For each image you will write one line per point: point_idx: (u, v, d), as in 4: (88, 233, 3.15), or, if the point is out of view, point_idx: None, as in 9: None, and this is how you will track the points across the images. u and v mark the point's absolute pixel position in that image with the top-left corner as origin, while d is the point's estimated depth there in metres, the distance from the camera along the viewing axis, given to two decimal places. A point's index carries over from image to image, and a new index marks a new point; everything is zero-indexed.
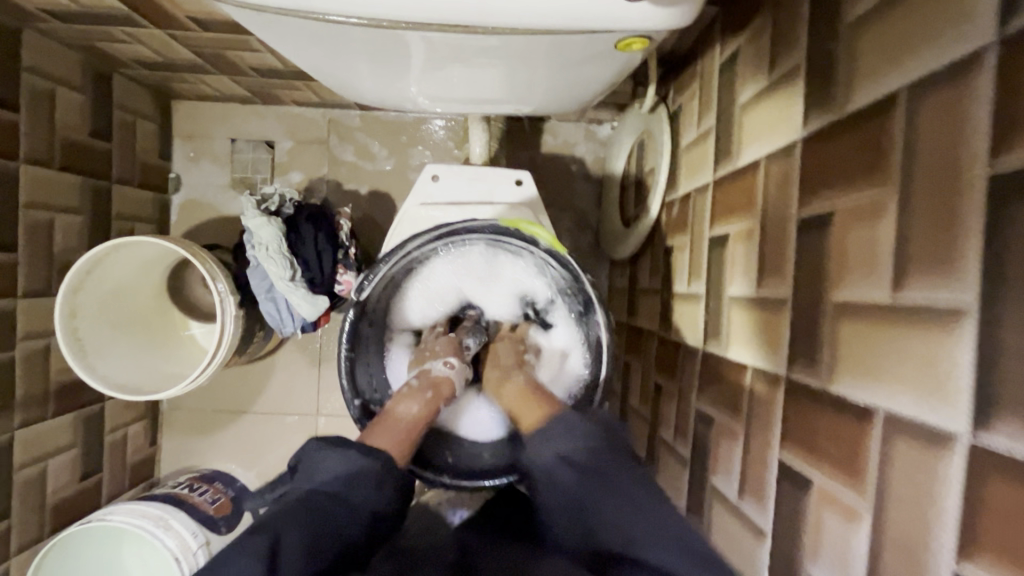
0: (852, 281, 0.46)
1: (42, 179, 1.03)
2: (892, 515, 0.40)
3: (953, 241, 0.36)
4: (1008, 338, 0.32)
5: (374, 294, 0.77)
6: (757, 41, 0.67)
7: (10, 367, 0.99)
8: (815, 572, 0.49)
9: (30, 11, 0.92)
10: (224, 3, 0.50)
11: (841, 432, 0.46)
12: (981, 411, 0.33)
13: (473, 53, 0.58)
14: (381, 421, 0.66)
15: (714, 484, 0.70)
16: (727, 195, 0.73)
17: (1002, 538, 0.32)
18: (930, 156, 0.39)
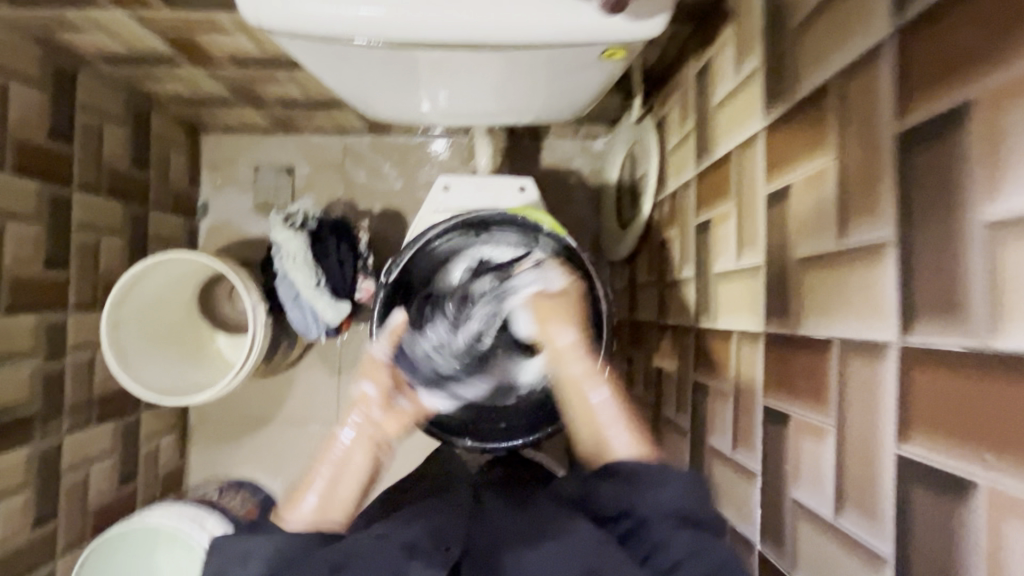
0: (810, 239, 0.55)
1: (91, 205, 1.14)
2: (851, 423, 0.47)
3: (877, 189, 0.45)
4: (917, 257, 0.40)
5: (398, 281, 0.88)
6: (725, 51, 0.78)
7: (60, 376, 1.08)
8: (796, 494, 0.55)
9: (86, 56, 1.04)
10: (274, 35, 0.60)
11: (809, 367, 0.54)
12: (904, 318, 0.41)
13: (476, 70, 0.68)
14: (305, 480, 0.67)
15: (712, 445, 0.77)
16: (707, 186, 0.83)
17: (924, 416, 0.39)
18: (857, 126, 0.48)
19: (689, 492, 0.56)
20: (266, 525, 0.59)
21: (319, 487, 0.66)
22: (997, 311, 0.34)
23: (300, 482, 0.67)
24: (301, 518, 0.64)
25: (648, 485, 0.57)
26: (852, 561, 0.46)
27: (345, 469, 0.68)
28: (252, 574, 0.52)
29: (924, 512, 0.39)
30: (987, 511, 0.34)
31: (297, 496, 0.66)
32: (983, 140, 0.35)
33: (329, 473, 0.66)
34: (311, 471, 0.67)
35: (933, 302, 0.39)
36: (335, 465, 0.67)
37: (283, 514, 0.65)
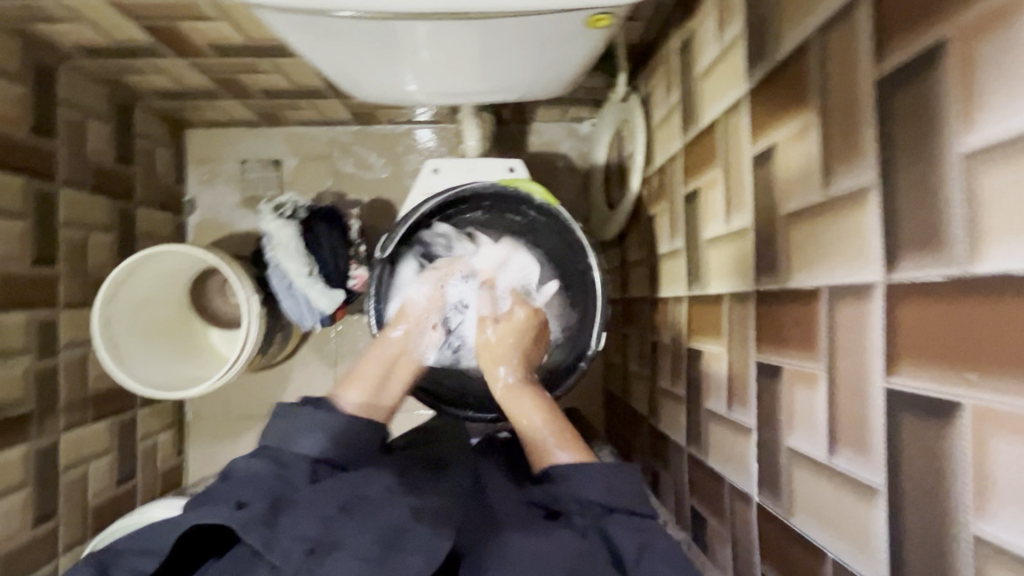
0: (796, 193, 0.56)
1: (77, 201, 1.13)
2: (841, 365, 0.49)
3: (859, 136, 0.46)
4: (899, 195, 0.42)
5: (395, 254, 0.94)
6: (706, 21, 0.79)
7: (54, 374, 1.07)
8: (791, 442, 0.57)
9: (67, 48, 1.03)
10: (259, 9, 0.60)
11: (800, 317, 0.55)
12: (889, 256, 0.43)
13: (463, 43, 0.69)
14: (357, 367, 0.80)
15: (708, 408, 0.79)
16: (694, 156, 0.84)
17: (911, 347, 0.41)
18: (838, 77, 0.49)
19: (612, 487, 0.63)
20: (320, 402, 0.70)
21: (369, 383, 0.78)
22: (976, 237, 0.35)
23: (354, 372, 0.79)
24: (352, 402, 0.75)
25: (572, 480, 0.64)
26: (847, 497, 0.48)
27: (393, 372, 0.81)
28: (301, 447, 0.65)
29: (914, 439, 0.40)
30: (973, 429, 0.35)
31: (351, 381, 0.78)
32: (958, 75, 0.37)
33: (382, 370, 0.80)
34: (364, 359, 0.81)
35: (916, 236, 0.40)
36: (384, 369, 0.80)
37: (341, 390, 0.77)
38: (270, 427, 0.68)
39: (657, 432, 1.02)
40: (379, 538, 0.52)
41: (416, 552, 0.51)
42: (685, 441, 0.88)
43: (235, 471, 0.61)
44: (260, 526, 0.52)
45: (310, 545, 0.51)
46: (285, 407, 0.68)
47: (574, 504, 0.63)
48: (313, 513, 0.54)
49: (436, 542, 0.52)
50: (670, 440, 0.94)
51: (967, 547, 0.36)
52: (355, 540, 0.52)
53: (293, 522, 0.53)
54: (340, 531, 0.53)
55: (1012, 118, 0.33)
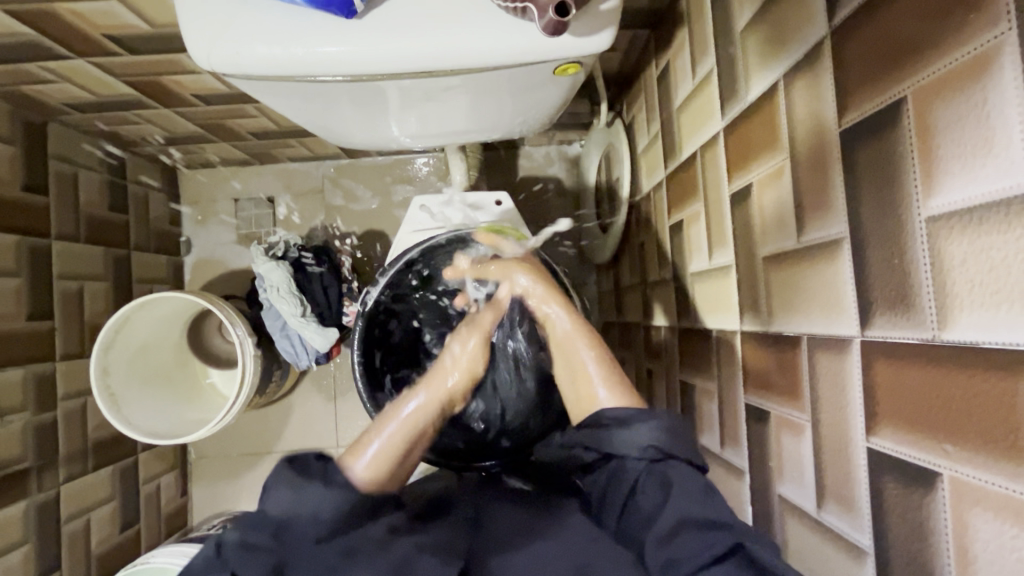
0: (773, 235, 0.55)
1: (71, 252, 1.14)
2: (824, 418, 0.48)
3: (827, 187, 0.46)
4: (868, 252, 0.41)
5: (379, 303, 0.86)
6: (681, 54, 0.79)
7: (53, 427, 1.07)
8: (782, 490, 0.56)
9: (55, 106, 1.05)
10: (230, 78, 0.60)
11: (783, 364, 0.54)
12: (862, 313, 0.42)
13: (438, 93, 0.69)
14: (368, 434, 0.68)
15: (702, 443, 0.77)
16: (677, 187, 0.83)
17: (888, 409, 0.40)
18: (805, 126, 0.49)
19: (670, 430, 0.61)
20: (330, 474, 0.57)
21: (386, 450, 0.67)
22: (944, 303, 0.34)
23: (361, 439, 0.67)
24: (363, 472, 0.63)
25: (623, 426, 0.63)
26: (837, 554, 0.46)
27: (414, 441, 0.71)
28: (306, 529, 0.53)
29: (897, 503, 0.39)
30: (952, 500, 0.34)
31: (363, 448, 0.66)
32: (917, 136, 0.36)
33: (406, 440, 0.69)
34: (385, 422, 0.70)
35: (886, 296, 0.39)
36: (412, 433, 0.70)
37: (350, 459, 0.64)
38: (271, 492, 0.55)
39: None
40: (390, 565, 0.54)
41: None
42: None
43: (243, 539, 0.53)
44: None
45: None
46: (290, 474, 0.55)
47: (630, 449, 0.61)
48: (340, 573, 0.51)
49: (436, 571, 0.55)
50: None
51: None
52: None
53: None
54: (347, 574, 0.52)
55: (970, 186, 0.32)
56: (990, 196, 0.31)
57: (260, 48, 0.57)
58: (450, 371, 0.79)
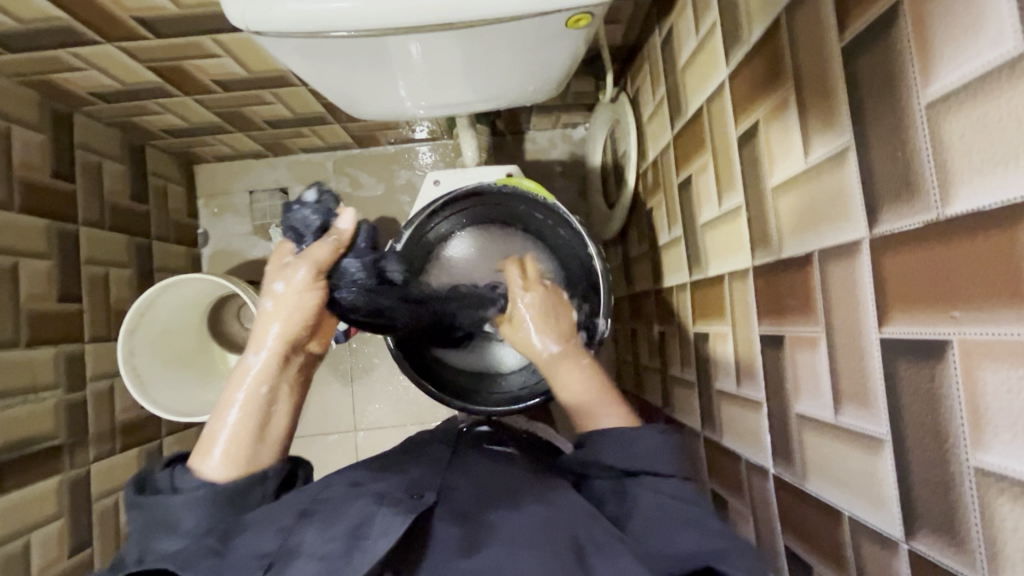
0: (781, 165, 0.58)
1: (97, 238, 1.18)
2: (837, 325, 0.50)
3: (833, 103, 0.48)
4: (873, 154, 0.44)
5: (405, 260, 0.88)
6: (683, 15, 0.82)
7: (83, 405, 1.10)
8: (799, 408, 0.58)
9: (81, 95, 1.09)
10: (260, 37, 0.64)
11: (796, 286, 0.57)
12: (870, 213, 0.44)
13: (453, 52, 0.72)
14: (214, 424, 0.62)
15: (719, 387, 0.80)
16: (684, 144, 0.86)
17: (898, 296, 0.42)
18: (807, 52, 0.52)
19: (629, 451, 0.62)
20: (178, 479, 0.59)
21: (233, 439, 0.61)
22: (946, 182, 0.37)
23: (206, 435, 0.62)
24: (214, 467, 0.60)
25: (597, 439, 0.64)
26: (855, 452, 0.49)
27: (269, 415, 0.63)
28: (166, 546, 0.56)
29: (911, 384, 0.41)
30: (963, 362, 0.37)
31: (209, 444, 0.61)
32: (914, 30, 0.39)
33: (248, 425, 0.61)
34: (223, 407, 0.62)
35: (892, 190, 0.42)
36: (256, 411, 0.62)
37: (195, 460, 0.60)
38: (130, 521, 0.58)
39: (672, 422, 1.02)
40: (343, 533, 0.53)
41: (379, 536, 0.52)
42: (699, 425, 0.88)
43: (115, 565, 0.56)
44: (208, 559, 0.51)
45: (266, 561, 0.52)
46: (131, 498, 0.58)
47: (593, 467, 0.64)
48: (272, 525, 0.56)
49: (395, 523, 0.53)
50: (686, 427, 0.94)
51: (969, 481, 0.37)
52: (316, 541, 0.53)
53: (247, 538, 0.54)
54: (298, 539, 0.54)
55: (965, 65, 0.35)
56: (984, 69, 0.34)
57: (290, 5, 0.60)
58: (275, 333, 0.62)
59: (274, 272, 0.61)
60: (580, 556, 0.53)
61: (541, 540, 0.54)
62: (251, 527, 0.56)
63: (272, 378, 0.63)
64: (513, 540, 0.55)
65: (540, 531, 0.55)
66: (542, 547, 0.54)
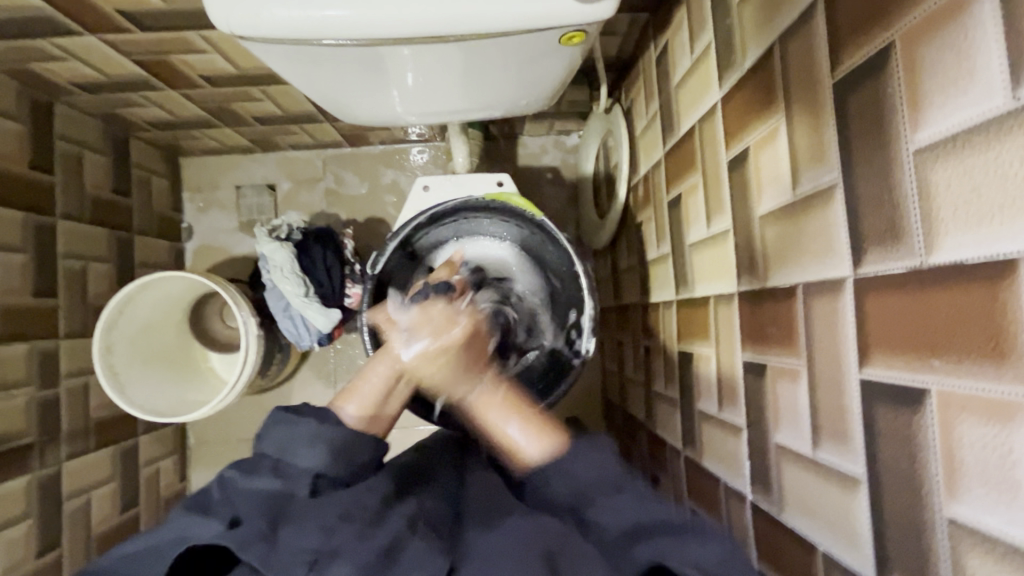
0: (769, 195, 0.58)
1: (76, 231, 1.15)
2: (819, 360, 0.50)
3: (822, 138, 0.48)
4: (860, 195, 0.44)
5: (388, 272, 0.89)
6: (679, 32, 0.82)
7: (55, 403, 1.08)
8: (778, 438, 0.58)
9: (63, 85, 1.06)
10: (244, 41, 0.62)
11: (780, 316, 0.57)
12: (854, 252, 0.44)
13: (447, 64, 0.71)
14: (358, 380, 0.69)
15: (701, 410, 0.80)
16: (675, 162, 0.86)
17: (879, 338, 0.42)
18: (799, 83, 0.51)
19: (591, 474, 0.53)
20: (324, 413, 0.59)
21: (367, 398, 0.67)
22: (931, 230, 0.37)
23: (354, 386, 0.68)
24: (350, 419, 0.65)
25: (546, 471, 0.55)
26: (831, 488, 0.48)
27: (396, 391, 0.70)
28: (307, 465, 0.54)
29: (888, 428, 0.41)
30: (940, 412, 0.37)
31: (348, 397, 0.67)
32: (906, 75, 0.38)
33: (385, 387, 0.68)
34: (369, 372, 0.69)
35: (877, 232, 0.42)
36: (389, 384, 0.69)
37: (341, 401, 0.67)
38: (266, 434, 0.57)
39: (654, 437, 1.02)
40: (378, 548, 0.48)
41: (415, 568, 0.47)
42: (681, 443, 0.88)
43: (229, 482, 0.53)
44: (258, 543, 0.46)
45: (312, 557, 0.46)
46: (281, 414, 0.57)
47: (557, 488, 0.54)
48: (317, 522, 0.49)
49: (430, 560, 0.48)
50: (668, 444, 0.94)
51: (943, 529, 0.37)
52: (354, 549, 0.47)
53: (296, 530, 0.48)
54: (338, 543, 0.48)
55: (958, 113, 0.34)
56: (973, 121, 0.34)
57: (278, 12, 0.59)
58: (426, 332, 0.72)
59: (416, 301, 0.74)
60: (550, 559, 0.47)
61: (522, 539, 0.50)
62: (302, 518, 0.49)
63: (403, 372, 0.70)
64: (494, 552, 0.50)
65: (522, 534, 0.50)
66: (519, 546, 0.49)
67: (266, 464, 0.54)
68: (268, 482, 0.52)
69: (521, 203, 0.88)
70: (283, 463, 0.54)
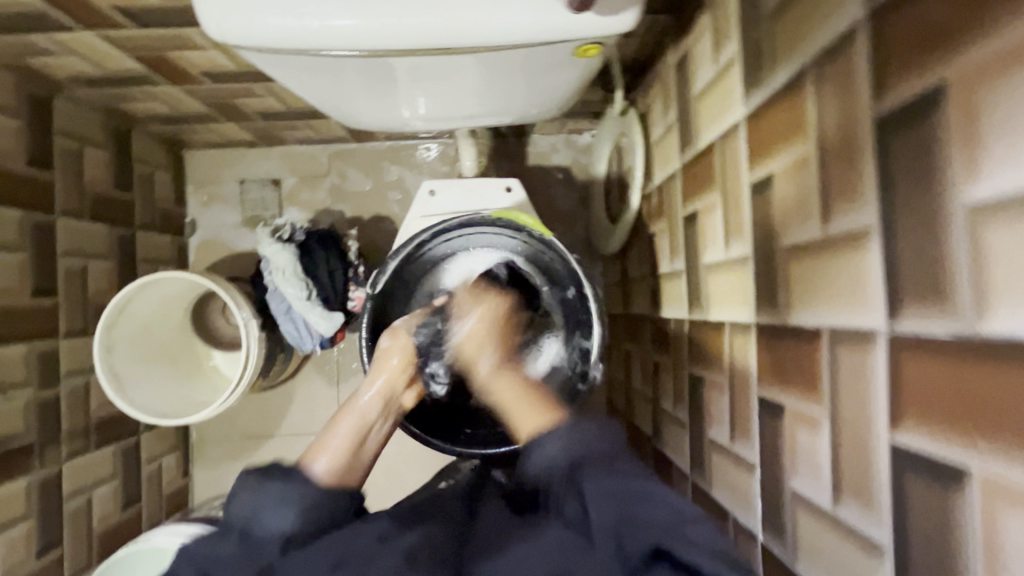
0: (795, 227, 0.54)
1: (75, 229, 1.13)
2: (843, 413, 0.47)
3: (857, 176, 0.44)
4: (898, 245, 0.40)
5: (388, 290, 0.87)
6: (701, 39, 0.77)
7: (55, 404, 1.07)
8: (794, 484, 0.55)
9: (61, 80, 1.03)
10: (239, 50, 0.59)
11: (801, 358, 0.53)
12: (890, 305, 0.41)
13: (455, 74, 0.68)
14: (326, 433, 0.70)
15: (710, 438, 0.77)
16: (693, 176, 0.82)
17: (915, 402, 0.39)
18: (835, 110, 0.47)
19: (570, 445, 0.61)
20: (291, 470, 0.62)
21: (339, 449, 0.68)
22: (982, 296, 0.34)
23: (319, 441, 0.69)
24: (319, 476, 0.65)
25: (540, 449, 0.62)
26: (852, 550, 0.46)
27: (364, 442, 0.71)
28: (276, 526, 0.56)
29: (920, 500, 0.38)
30: (982, 496, 0.34)
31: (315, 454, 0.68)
32: (961, 120, 0.35)
33: (353, 439, 0.70)
34: (336, 425, 0.71)
35: (917, 287, 0.38)
36: (359, 434, 0.71)
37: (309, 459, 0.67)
38: (235, 497, 0.59)
39: (661, 455, 1.00)
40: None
41: None
42: (689, 468, 0.85)
43: (195, 554, 0.55)
44: None
45: None
46: (248, 476, 0.60)
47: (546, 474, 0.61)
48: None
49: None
50: (675, 466, 0.92)
51: None
52: None
53: None
54: None
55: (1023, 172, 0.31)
56: None
57: (274, 19, 0.56)
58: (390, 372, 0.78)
59: (385, 341, 0.80)
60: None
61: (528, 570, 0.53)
62: None
63: (375, 413, 0.74)
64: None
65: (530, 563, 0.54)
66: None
67: (235, 532, 0.57)
68: (234, 550, 0.55)
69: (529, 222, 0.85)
70: (250, 525, 0.57)
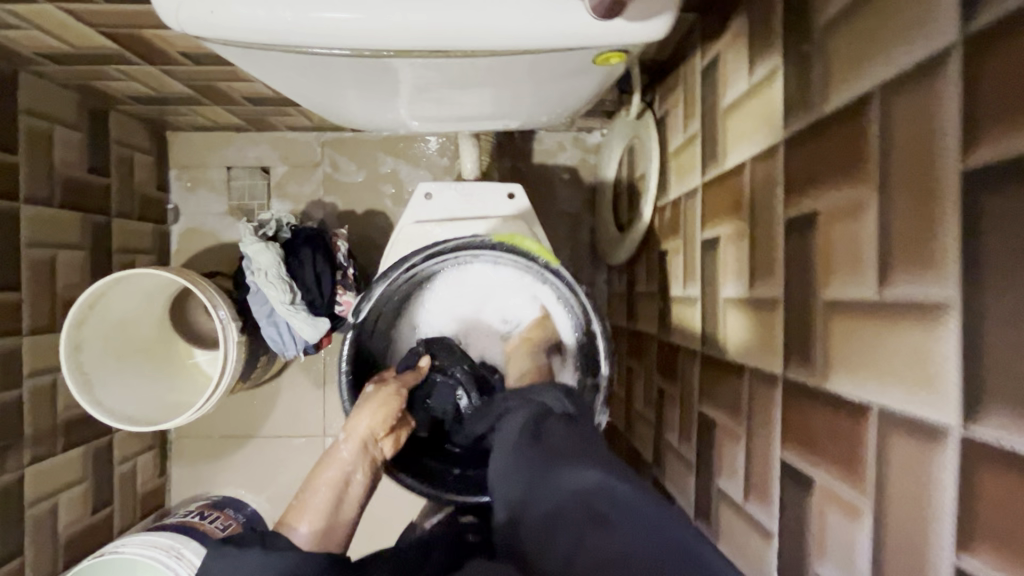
0: (839, 280, 0.47)
1: (42, 217, 1.05)
2: (892, 510, 0.40)
3: (932, 239, 0.37)
4: (987, 332, 0.33)
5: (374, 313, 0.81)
6: (736, 44, 0.68)
7: (18, 405, 1.00)
8: (820, 569, 0.49)
9: (26, 55, 0.94)
10: (205, 41, 0.51)
11: (838, 432, 0.46)
12: (969, 402, 0.34)
13: (460, 78, 0.59)
14: (304, 491, 0.72)
15: (720, 487, 0.70)
16: (715, 197, 0.74)
17: (993, 525, 0.32)
18: (906, 153, 0.39)
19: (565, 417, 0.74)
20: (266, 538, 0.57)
21: (319, 512, 0.70)
22: None
23: (300, 501, 0.71)
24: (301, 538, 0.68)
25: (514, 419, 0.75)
26: None
27: (345, 493, 0.72)
28: None
29: None
30: None
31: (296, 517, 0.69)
32: None
33: (332, 496, 0.71)
34: (314, 483, 0.72)
35: (1010, 390, 0.31)
36: (337, 489, 0.71)
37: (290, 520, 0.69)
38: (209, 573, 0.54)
39: (661, 489, 0.94)
40: None
41: None
42: (692, 512, 0.79)
43: None
44: None
45: None
46: (220, 547, 0.55)
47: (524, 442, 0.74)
48: None
49: None
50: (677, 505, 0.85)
51: None
52: None
53: None
54: None
55: None
56: None
57: (243, 7, 0.47)
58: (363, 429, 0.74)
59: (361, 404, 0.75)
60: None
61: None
62: None
63: (353, 466, 0.73)
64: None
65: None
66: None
67: None
68: None
69: (534, 248, 0.77)
70: None
